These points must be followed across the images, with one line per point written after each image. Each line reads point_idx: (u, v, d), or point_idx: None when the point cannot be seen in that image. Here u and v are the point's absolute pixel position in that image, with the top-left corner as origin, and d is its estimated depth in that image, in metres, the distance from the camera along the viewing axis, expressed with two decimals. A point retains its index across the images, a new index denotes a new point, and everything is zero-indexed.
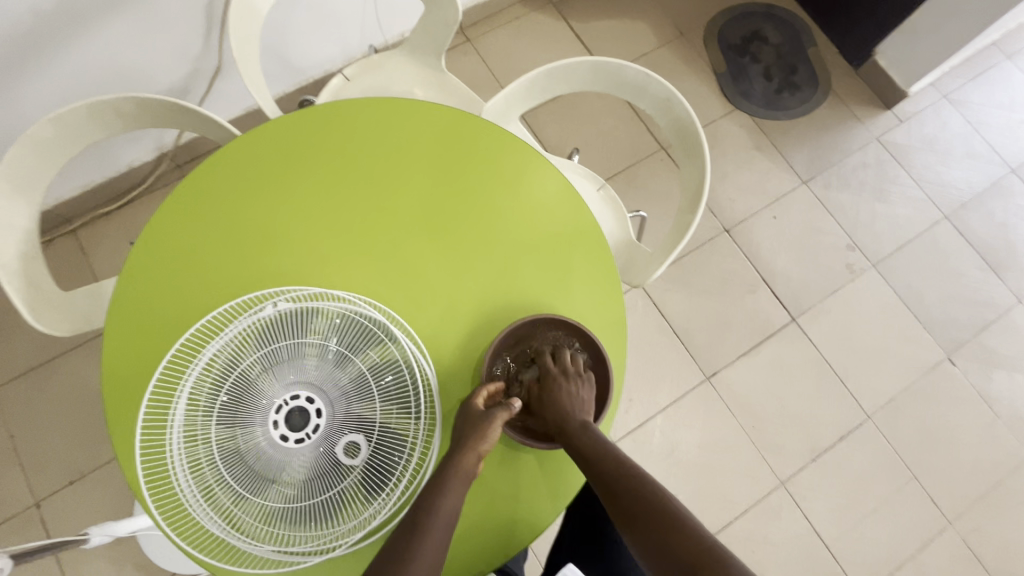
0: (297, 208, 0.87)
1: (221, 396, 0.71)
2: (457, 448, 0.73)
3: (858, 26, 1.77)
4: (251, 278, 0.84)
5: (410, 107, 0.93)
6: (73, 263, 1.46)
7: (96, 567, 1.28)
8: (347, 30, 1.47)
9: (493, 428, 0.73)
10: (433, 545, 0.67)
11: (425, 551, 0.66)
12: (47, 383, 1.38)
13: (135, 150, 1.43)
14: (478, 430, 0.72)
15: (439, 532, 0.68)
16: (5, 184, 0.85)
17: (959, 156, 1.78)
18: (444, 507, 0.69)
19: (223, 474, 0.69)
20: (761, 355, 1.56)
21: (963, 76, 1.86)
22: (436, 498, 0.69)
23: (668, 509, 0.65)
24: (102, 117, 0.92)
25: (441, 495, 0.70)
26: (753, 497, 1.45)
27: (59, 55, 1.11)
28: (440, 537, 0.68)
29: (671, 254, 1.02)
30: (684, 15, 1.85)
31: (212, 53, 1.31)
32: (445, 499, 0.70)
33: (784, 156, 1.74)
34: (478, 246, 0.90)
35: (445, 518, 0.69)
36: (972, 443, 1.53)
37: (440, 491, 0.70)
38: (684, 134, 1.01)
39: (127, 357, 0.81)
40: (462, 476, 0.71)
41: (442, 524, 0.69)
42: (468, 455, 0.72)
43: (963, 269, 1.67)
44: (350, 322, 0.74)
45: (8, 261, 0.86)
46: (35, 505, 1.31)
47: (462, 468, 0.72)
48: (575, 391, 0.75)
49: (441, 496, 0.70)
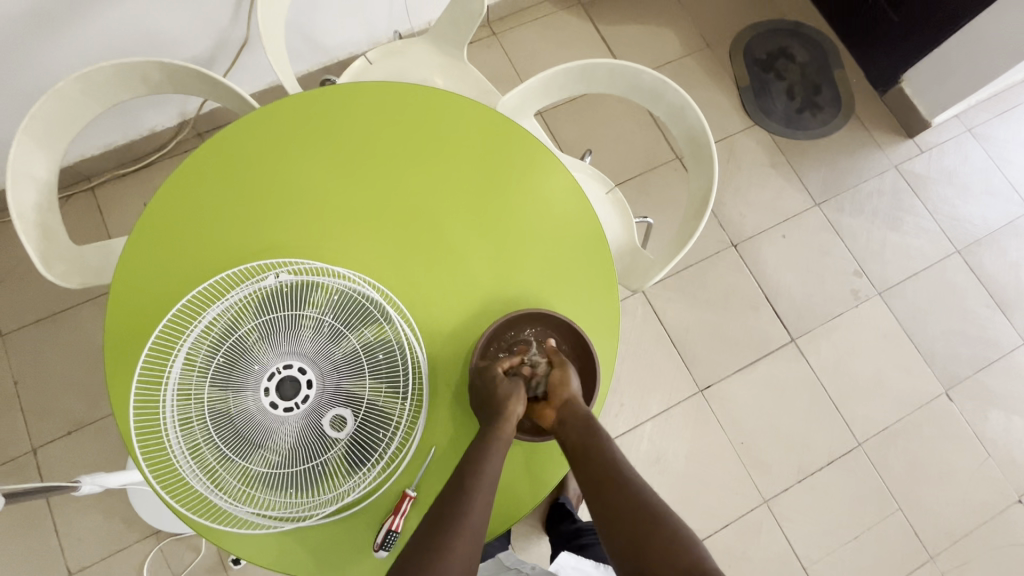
0: (308, 183, 0.89)
1: (216, 358, 0.72)
2: (496, 416, 0.74)
3: (887, 51, 1.75)
4: (258, 248, 0.86)
5: (429, 94, 0.94)
6: (88, 220, 1.49)
7: (87, 516, 1.32)
8: (374, 13, 1.49)
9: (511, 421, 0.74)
10: (483, 502, 0.70)
11: (477, 508, 0.69)
12: (53, 334, 1.42)
13: (158, 115, 1.46)
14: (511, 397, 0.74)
15: (485, 491, 0.70)
16: (29, 136, 0.88)
17: (977, 191, 1.76)
18: (489, 471, 0.71)
19: (212, 434, 0.71)
20: (756, 372, 1.55)
21: (990, 111, 1.83)
22: (480, 463, 0.71)
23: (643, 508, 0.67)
24: (128, 79, 0.94)
25: (485, 459, 0.72)
26: (735, 512, 1.45)
27: (92, 16, 1.14)
28: (487, 498, 0.70)
29: (671, 261, 1.03)
30: (712, 26, 1.84)
31: (240, 26, 1.33)
32: (489, 464, 0.72)
33: (799, 176, 1.73)
34: (481, 237, 0.91)
35: (489, 481, 0.71)
36: (962, 480, 1.52)
37: (483, 456, 0.72)
38: (695, 145, 1.01)
39: (132, 313, 0.84)
40: (502, 443, 0.73)
41: (487, 485, 0.71)
42: (507, 424, 0.73)
43: (970, 305, 1.66)
44: (348, 299, 0.75)
45: (27, 210, 0.89)
46: (32, 451, 1.35)
47: (503, 435, 0.73)
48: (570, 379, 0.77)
49: (485, 461, 0.72)
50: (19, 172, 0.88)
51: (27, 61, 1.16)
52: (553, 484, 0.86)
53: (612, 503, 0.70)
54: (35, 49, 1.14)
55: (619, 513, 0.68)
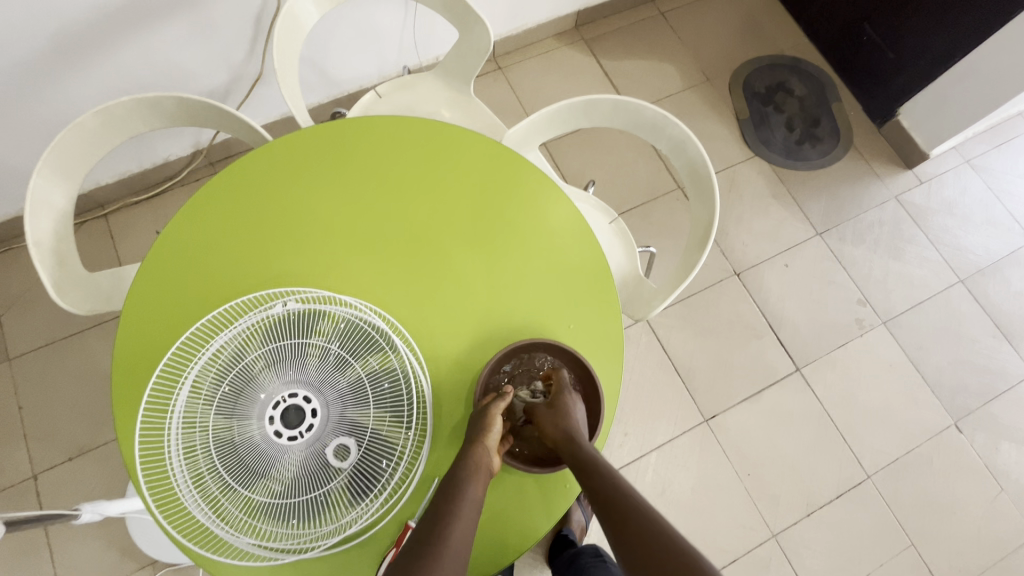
0: (318, 213, 0.91)
1: (223, 386, 0.73)
2: (470, 444, 0.74)
3: (884, 86, 1.79)
4: (267, 276, 0.88)
5: (436, 129, 0.97)
6: (101, 246, 1.52)
7: (84, 545, 1.30)
8: (384, 49, 1.54)
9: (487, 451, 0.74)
10: (465, 526, 0.69)
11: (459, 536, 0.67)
12: (60, 359, 1.43)
13: (173, 145, 1.50)
14: (489, 425, 0.74)
15: (468, 520, 0.69)
16: (49, 167, 0.90)
17: (978, 221, 1.77)
18: (470, 497, 0.70)
19: (216, 463, 0.72)
20: (761, 402, 1.54)
21: (987, 143, 1.86)
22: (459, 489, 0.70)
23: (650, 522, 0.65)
24: (146, 112, 0.97)
25: (465, 486, 0.71)
26: (743, 547, 1.42)
27: (113, 51, 1.19)
28: (469, 525, 0.69)
29: (674, 292, 1.03)
30: (711, 61, 1.90)
31: (255, 61, 1.38)
32: (471, 490, 0.71)
33: (799, 205, 1.75)
34: (488, 267, 0.92)
35: (470, 506, 0.70)
36: (975, 514, 1.49)
37: (464, 483, 0.71)
38: (696, 177, 1.03)
39: (138, 340, 0.85)
40: (480, 468, 0.72)
41: (469, 512, 0.70)
42: (484, 450, 0.73)
43: (975, 335, 1.65)
44: (354, 328, 0.77)
45: (43, 239, 0.91)
46: (32, 477, 1.34)
47: (480, 461, 0.73)
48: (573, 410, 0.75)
49: (466, 487, 0.71)
50: (37, 201, 0.90)
51: (49, 93, 1.20)
52: (558, 517, 0.85)
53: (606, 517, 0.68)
54: (56, 81, 1.19)
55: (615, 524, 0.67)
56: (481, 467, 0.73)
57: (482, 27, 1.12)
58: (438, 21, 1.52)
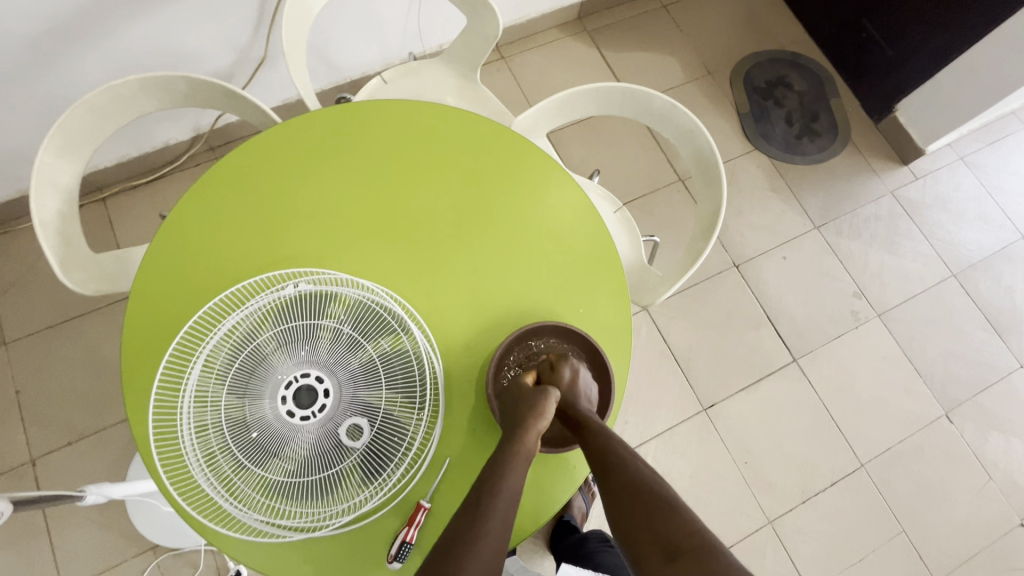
0: (327, 195, 0.91)
1: (235, 365, 0.74)
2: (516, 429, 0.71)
3: (883, 81, 1.82)
4: (276, 257, 0.88)
5: (447, 115, 0.97)
6: (99, 230, 1.50)
7: (85, 531, 1.29)
8: (388, 35, 1.53)
9: (529, 438, 0.71)
10: (498, 522, 0.64)
11: (496, 525, 0.63)
12: (58, 344, 1.41)
13: (174, 129, 1.49)
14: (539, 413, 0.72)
15: (502, 513, 0.65)
16: (54, 144, 0.89)
17: (971, 217, 1.80)
18: (507, 488, 0.67)
19: (228, 441, 0.72)
20: (759, 392, 1.56)
21: (980, 140, 1.90)
22: (499, 481, 0.67)
23: (657, 494, 0.65)
24: (154, 91, 0.96)
25: (503, 476, 0.68)
26: (740, 533, 1.44)
27: (115, 30, 1.17)
28: (507, 516, 0.65)
29: (681, 278, 1.04)
30: (713, 54, 1.91)
31: (259, 44, 1.37)
32: (508, 481, 0.68)
33: (797, 199, 1.77)
34: (498, 251, 0.93)
35: (508, 500, 0.66)
36: (965, 502, 1.53)
37: (503, 472, 0.68)
38: (704, 166, 1.04)
39: (145, 320, 0.84)
40: (525, 457, 0.70)
41: (505, 505, 0.66)
42: (530, 439, 0.71)
43: (967, 328, 1.69)
44: (366, 310, 0.77)
45: (48, 217, 0.90)
46: (30, 462, 1.33)
47: (523, 450, 0.70)
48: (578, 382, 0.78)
49: (503, 478, 0.67)
50: (42, 180, 0.88)
51: (53, 72, 1.18)
52: (552, 514, 0.85)
53: (613, 490, 0.68)
54: (59, 60, 1.17)
55: (622, 496, 0.67)
56: (520, 471, 0.69)
57: (490, 13, 1.12)
58: (444, 8, 1.52)
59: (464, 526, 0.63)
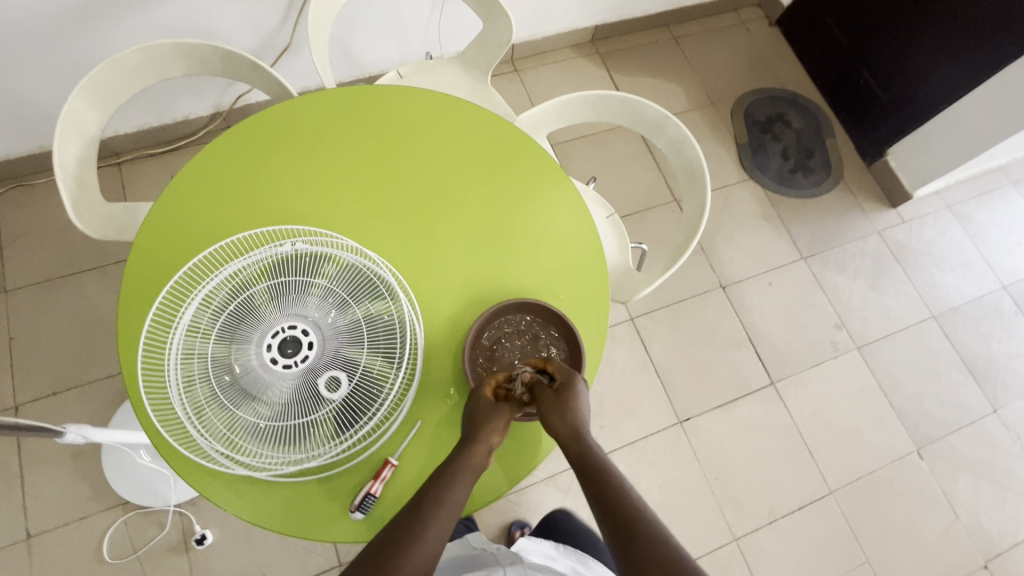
0: (334, 165, 0.97)
1: (230, 305, 0.77)
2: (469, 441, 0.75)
3: (876, 126, 1.90)
4: (279, 216, 0.93)
5: (455, 108, 1.03)
6: (110, 192, 1.56)
7: (57, 480, 1.30)
8: (408, 36, 1.62)
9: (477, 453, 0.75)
10: (441, 526, 0.71)
11: (435, 530, 0.71)
12: (56, 297, 1.45)
13: (195, 103, 1.56)
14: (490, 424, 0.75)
15: (447, 516, 0.72)
16: (83, 94, 0.95)
17: (954, 264, 1.86)
18: (456, 493, 0.73)
19: (212, 376, 0.75)
20: (735, 411, 1.59)
21: (968, 192, 1.96)
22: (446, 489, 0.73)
23: None
24: (184, 57, 1.02)
25: (451, 485, 0.73)
26: (705, 547, 1.45)
27: (153, 3, 1.25)
28: (450, 520, 0.73)
29: (661, 276, 1.11)
30: (717, 86, 1.99)
31: (286, 30, 1.45)
32: (457, 487, 0.74)
33: (787, 229, 1.83)
34: (490, 240, 0.97)
35: (453, 505, 0.73)
36: (930, 539, 1.54)
37: (452, 482, 0.73)
38: (691, 175, 1.10)
39: (149, 256, 0.89)
40: (473, 468, 0.75)
41: (449, 510, 0.73)
42: (480, 450, 0.75)
43: (943, 369, 1.72)
44: (359, 274, 0.81)
45: (69, 161, 0.95)
46: (13, 408, 1.34)
47: (472, 461, 0.75)
48: (577, 398, 0.74)
49: (452, 487, 0.73)
50: (68, 125, 0.94)
51: (89, 35, 1.26)
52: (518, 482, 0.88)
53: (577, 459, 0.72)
54: (96, 25, 1.24)
55: None
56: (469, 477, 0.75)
57: (505, 20, 1.20)
58: (464, 15, 1.61)
59: (408, 526, 0.70)
